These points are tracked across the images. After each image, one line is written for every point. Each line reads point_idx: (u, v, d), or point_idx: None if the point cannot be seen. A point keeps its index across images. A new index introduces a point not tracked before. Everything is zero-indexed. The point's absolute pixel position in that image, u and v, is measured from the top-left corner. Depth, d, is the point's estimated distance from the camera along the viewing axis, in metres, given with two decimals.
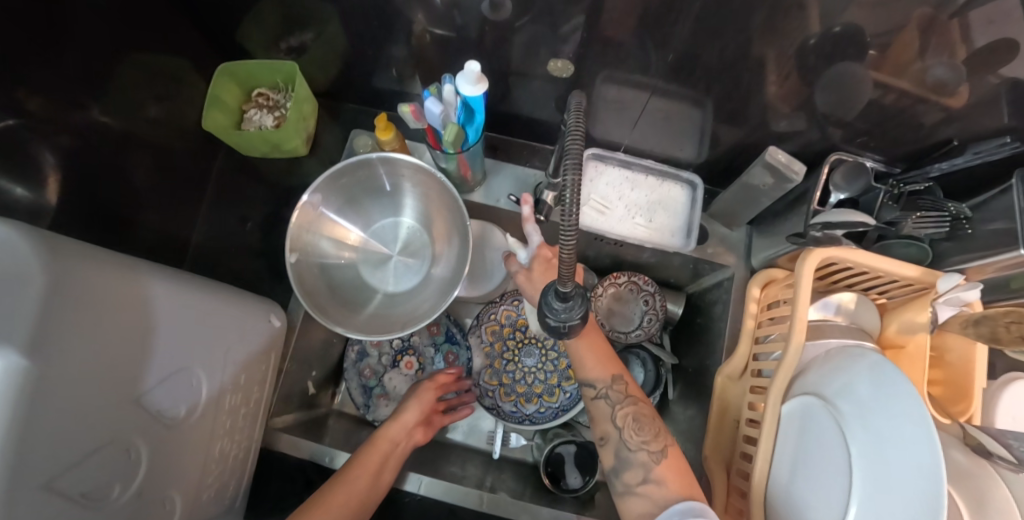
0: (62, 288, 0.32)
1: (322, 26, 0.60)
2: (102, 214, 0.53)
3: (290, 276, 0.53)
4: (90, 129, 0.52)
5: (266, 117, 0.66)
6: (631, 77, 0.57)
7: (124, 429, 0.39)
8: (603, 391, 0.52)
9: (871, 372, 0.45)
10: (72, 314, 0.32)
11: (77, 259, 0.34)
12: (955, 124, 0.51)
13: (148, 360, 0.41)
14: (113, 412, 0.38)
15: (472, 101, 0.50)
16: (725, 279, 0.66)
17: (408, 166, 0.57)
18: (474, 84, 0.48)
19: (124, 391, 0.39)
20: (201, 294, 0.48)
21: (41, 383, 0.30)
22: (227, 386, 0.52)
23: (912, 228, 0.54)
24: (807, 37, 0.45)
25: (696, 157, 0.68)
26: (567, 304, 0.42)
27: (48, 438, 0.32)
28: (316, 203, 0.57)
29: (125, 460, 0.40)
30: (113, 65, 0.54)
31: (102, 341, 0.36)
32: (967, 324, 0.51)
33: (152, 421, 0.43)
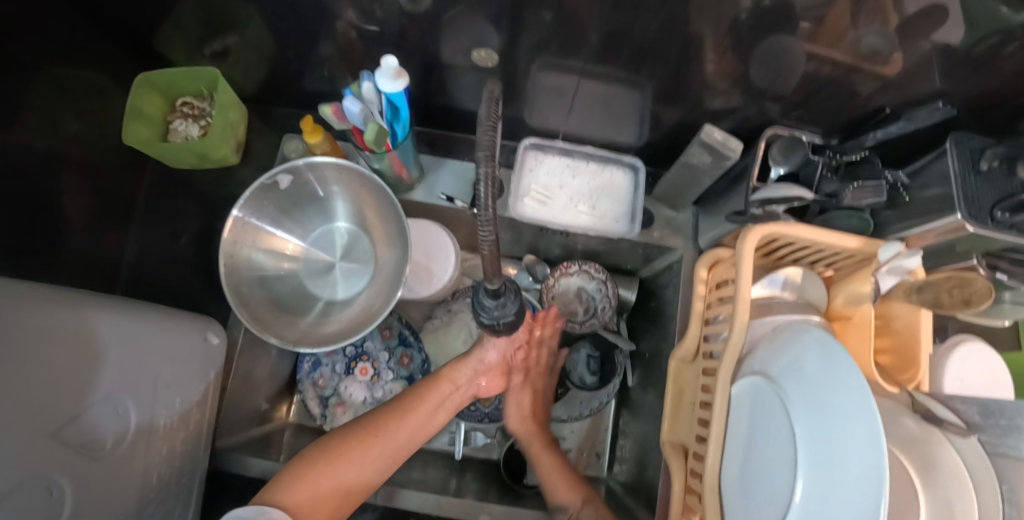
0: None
1: (242, 28, 0.58)
2: (27, 240, 0.50)
3: (224, 291, 0.51)
4: (13, 152, 0.49)
5: (192, 126, 0.64)
6: (568, 63, 0.55)
7: (41, 467, 0.37)
8: (574, 517, 0.56)
9: (816, 347, 0.44)
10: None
11: None
12: (888, 92, 0.51)
13: (59, 392, 0.39)
14: (25, 451, 0.36)
15: (395, 97, 0.48)
16: (674, 262, 0.65)
17: (332, 167, 0.55)
18: (393, 79, 0.46)
19: (35, 427, 0.37)
20: (122, 320, 0.46)
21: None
22: (163, 410, 0.50)
23: (852, 199, 0.52)
24: (738, 13, 0.43)
25: (636, 140, 0.67)
26: (499, 302, 0.41)
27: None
28: (245, 217, 0.55)
29: (47, 499, 0.38)
30: (24, 81, 0.51)
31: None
32: (911, 291, 0.51)
33: (73, 457, 0.40)
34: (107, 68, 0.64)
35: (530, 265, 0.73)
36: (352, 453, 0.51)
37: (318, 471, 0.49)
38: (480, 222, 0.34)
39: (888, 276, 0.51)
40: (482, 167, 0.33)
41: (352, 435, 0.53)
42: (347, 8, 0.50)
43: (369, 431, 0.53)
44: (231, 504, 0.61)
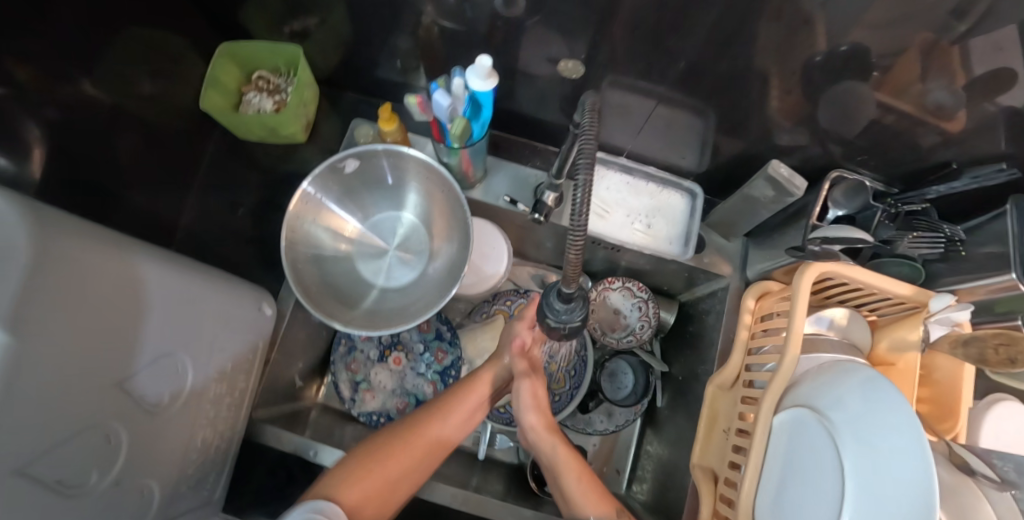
0: (43, 261, 0.31)
1: (326, 13, 0.59)
2: (91, 185, 0.52)
3: (285, 266, 0.52)
4: (81, 104, 0.50)
5: (266, 101, 0.65)
6: (640, 84, 0.56)
7: (104, 418, 0.38)
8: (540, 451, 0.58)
9: (865, 387, 0.45)
10: (50, 291, 0.31)
11: (66, 236, 0.33)
12: (953, 147, 0.52)
13: (130, 345, 0.40)
14: (95, 399, 0.37)
15: (481, 96, 0.49)
16: (719, 289, 0.65)
17: (414, 161, 0.56)
18: (484, 79, 0.47)
19: (105, 376, 0.38)
20: (193, 282, 0.47)
21: (16, 361, 0.29)
22: (212, 376, 0.52)
23: (907, 247, 0.55)
24: (813, 54, 0.45)
25: (696, 166, 0.68)
26: (568, 306, 0.44)
27: (23, 417, 0.31)
28: (312, 192, 0.56)
29: (104, 447, 0.39)
30: (108, 38, 0.53)
31: (83, 324, 0.34)
32: (957, 344, 0.51)
33: (132, 409, 0.42)
34: (191, 37, 0.66)
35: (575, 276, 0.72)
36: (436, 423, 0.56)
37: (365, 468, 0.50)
38: (572, 228, 0.36)
39: (937, 325, 0.53)
40: (582, 177, 0.36)
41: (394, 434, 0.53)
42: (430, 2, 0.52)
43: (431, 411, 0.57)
44: (258, 476, 0.62)
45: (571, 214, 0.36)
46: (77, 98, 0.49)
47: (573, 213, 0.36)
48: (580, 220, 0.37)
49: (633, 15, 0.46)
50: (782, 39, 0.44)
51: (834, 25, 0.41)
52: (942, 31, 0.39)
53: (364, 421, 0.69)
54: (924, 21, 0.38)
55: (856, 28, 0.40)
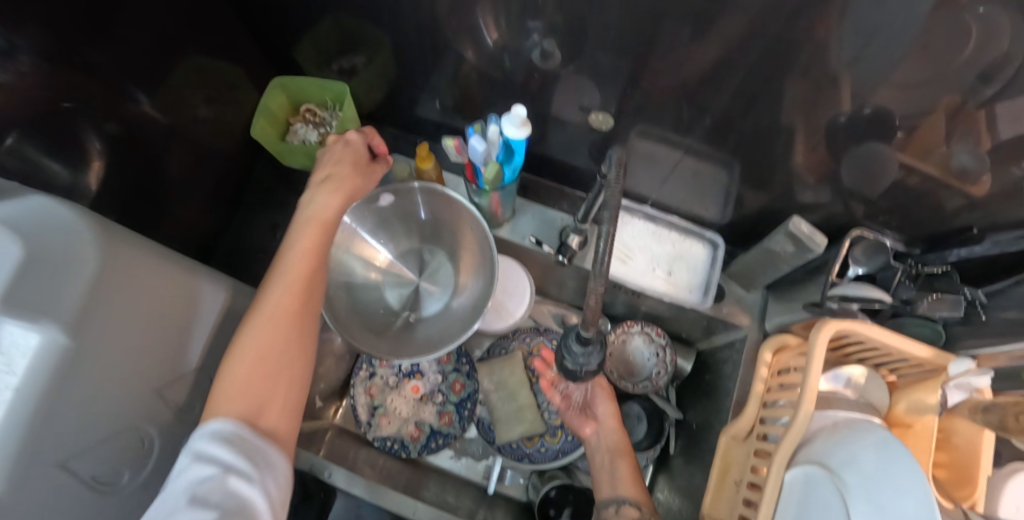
0: (106, 274, 0.36)
1: (374, 53, 0.63)
2: (138, 196, 0.57)
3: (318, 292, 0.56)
4: (138, 122, 0.55)
5: (311, 132, 0.69)
6: (665, 133, 0.59)
7: (139, 421, 0.43)
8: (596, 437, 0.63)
9: (879, 449, 0.45)
10: (107, 302, 0.36)
11: (129, 252, 0.38)
12: (977, 212, 0.52)
13: (170, 353, 0.44)
14: (134, 403, 0.41)
15: (515, 143, 0.52)
16: (736, 340, 0.66)
17: (451, 201, 0.60)
18: (518, 126, 0.49)
19: (148, 380, 0.42)
20: (229, 297, 0.52)
21: (73, 361, 0.34)
22: None
23: (927, 310, 0.54)
24: (838, 114, 0.47)
25: (720, 218, 0.70)
26: (585, 350, 0.45)
27: (70, 414, 0.35)
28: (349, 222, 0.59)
29: (135, 448, 0.43)
30: (173, 65, 0.58)
31: (132, 330, 0.39)
32: (977, 410, 0.51)
33: (162, 411, 0.45)
34: (249, 69, 0.71)
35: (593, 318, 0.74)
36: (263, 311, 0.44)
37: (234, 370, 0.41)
38: (595, 273, 0.39)
39: (957, 390, 0.53)
40: (606, 226, 0.39)
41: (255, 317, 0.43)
42: (470, 49, 0.56)
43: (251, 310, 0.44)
44: None
45: (595, 260, 0.39)
46: (135, 116, 0.54)
47: (597, 257, 0.39)
48: (603, 263, 0.39)
49: (661, 70, 0.49)
50: (802, 96, 0.46)
51: (859, 87, 0.42)
52: (968, 93, 0.39)
53: (377, 445, 0.71)
54: (949, 86, 0.39)
55: (883, 89, 0.41)
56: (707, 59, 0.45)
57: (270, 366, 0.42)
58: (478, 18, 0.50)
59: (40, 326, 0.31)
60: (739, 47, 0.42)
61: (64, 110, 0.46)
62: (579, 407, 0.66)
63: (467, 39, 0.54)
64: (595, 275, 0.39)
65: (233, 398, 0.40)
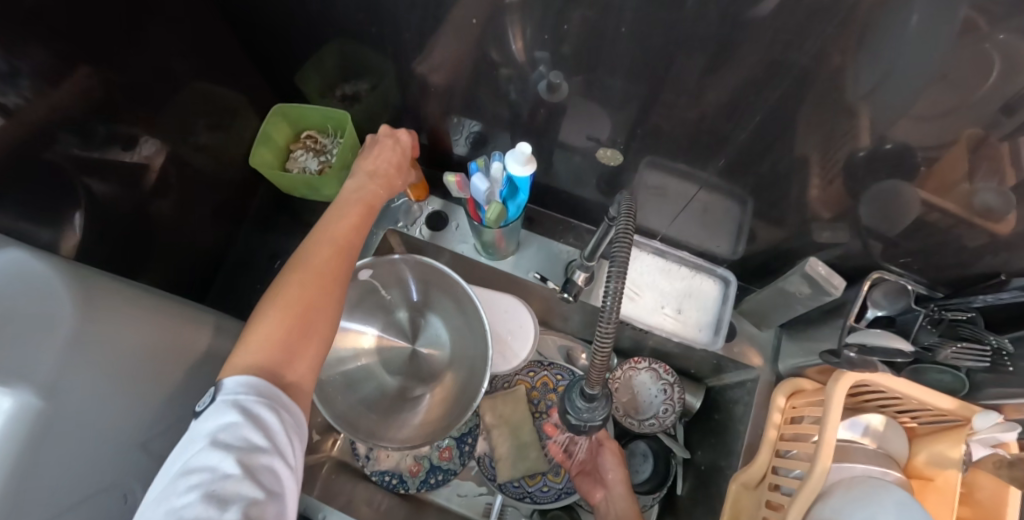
0: (85, 329, 0.37)
1: (378, 79, 0.62)
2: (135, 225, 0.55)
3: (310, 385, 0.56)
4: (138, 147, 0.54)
5: (312, 160, 0.67)
6: (675, 165, 0.57)
7: (122, 478, 0.42)
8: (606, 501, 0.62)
9: (899, 509, 0.44)
10: (88, 357, 0.37)
11: (109, 305, 0.40)
12: (1002, 254, 0.49)
13: (153, 409, 0.45)
14: (119, 457, 0.42)
15: (521, 180, 0.50)
16: (748, 380, 0.64)
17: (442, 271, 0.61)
18: (523, 163, 0.47)
19: (132, 435, 0.43)
20: (213, 346, 0.53)
21: (51, 419, 0.34)
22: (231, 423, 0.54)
23: (949, 357, 0.52)
24: (855, 149, 0.44)
25: (732, 253, 0.68)
26: (590, 405, 0.44)
27: (52, 472, 0.35)
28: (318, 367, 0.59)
29: (120, 502, 0.43)
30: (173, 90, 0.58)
31: (114, 380, 0.40)
32: (1002, 465, 0.48)
33: (142, 461, 0.45)
34: (253, 95, 0.71)
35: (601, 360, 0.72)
36: (295, 275, 0.44)
37: (263, 320, 0.40)
38: (601, 325, 0.38)
39: (980, 444, 0.50)
40: (612, 280, 0.38)
41: (286, 279, 0.43)
42: (474, 81, 0.54)
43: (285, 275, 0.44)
44: None
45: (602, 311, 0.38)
46: (135, 140, 0.54)
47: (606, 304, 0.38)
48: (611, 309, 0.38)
49: (670, 102, 0.47)
50: (818, 131, 0.44)
51: (879, 120, 0.40)
52: (990, 127, 0.36)
53: (374, 480, 0.69)
54: (973, 119, 0.36)
55: (901, 124, 0.39)
56: (717, 89, 0.43)
57: (299, 307, 0.42)
58: (480, 50, 0.49)
59: (11, 390, 0.32)
60: (754, 79, 0.40)
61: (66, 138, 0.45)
62: (589, 471, 0.66)
63: (468, 68, 0.53)
64: (604, 316, 0.38)
65: (269, 322, 0.40)
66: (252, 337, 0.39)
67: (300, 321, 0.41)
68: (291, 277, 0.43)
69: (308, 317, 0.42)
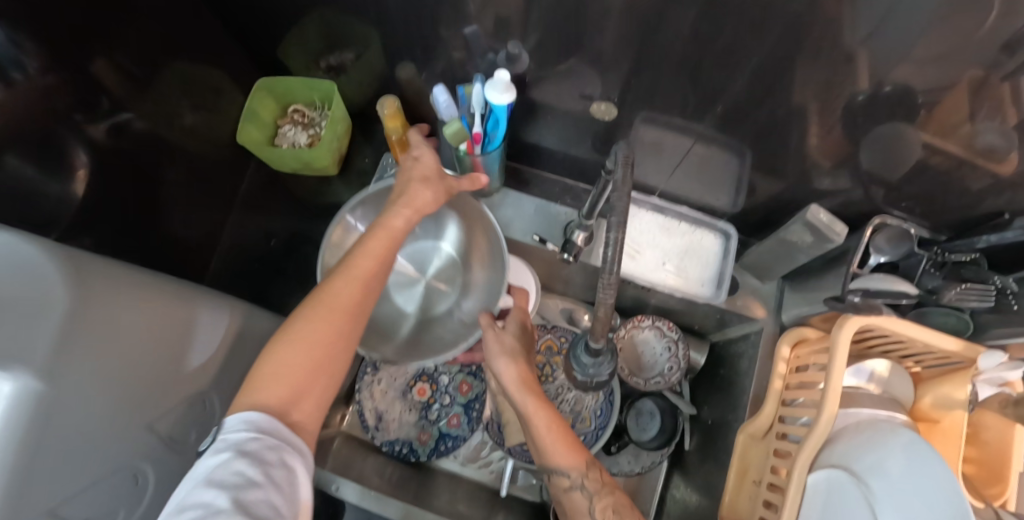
0: (82, 312, 0.36)
1: (363, 49, 0.60)
2: (127, 211, 0.55)
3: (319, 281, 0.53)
4: (121, 131, 0.53)
5: (301, 134, 0.66)
6: (671, 120, 0.55)
7: (131, 458, 0.43)
8: (578, 481, 0.44)
9: (907, 454, 0.43)
10: (88, 339, 0.37)
11: (103, 287, 0.39)
12: (1004, 194, 0.49)
13: (157, 391, 0.45)
14: (126, 437, 0.42)
15: (498, 109, 0.51)
16: (753, 332, 0.63)
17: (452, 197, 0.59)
18: (502, 92, 0.49)
19: (135, 416, 0.42)
20: (219, 325, 0.53)
21: (54, 405, 0.33)
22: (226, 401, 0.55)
23: (954, 298, 0.51)
24: (856, 93, 0.43)
25: (731, 207, 0.67)
26: (596, 360, 0.43)
27: (59, 457, 0.35)
28: (353, 221, 0.57)
29: (129, 481, 0.44)
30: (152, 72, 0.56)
31: (114, 362, 0.39)
32: (1009, 403, 0.51)
33: (149, 439, 0.45)
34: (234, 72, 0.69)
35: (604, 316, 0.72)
36: (337, 287, 0.43)
37: (291, 340, 0.41)
38: (603, 279, 0.38)
39: (985, 384, 0.50)
40: (613, 232, 0.37)
41: (323, 294, 0.43)
42: (457, 46, 0.53)
43: (330, 287, 0.43)
44: None
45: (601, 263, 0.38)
46: (118, 125, 0.53)
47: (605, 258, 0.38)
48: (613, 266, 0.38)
49: (663, 56, 0.45)
50: (815, 78, 0.42)
51: (880, 62, 0.38)
52: (993, 65, 0.35)
53: (385, 451, 0.69)
54: (973, 58, 0.35)
55: (899, 67, 0.38)
56: (713, 38, 0.41)
57: (302, 375, 0.40)
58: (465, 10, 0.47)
59: (12, 374, 0.31)
60: (751, 27, 0.38)
61: (39, 122, 0.43)
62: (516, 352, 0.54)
63: (454, 31, 0.51)
64: (606, 271, 0.37)
65: (288, 360, 0.40)
66: (274, 361, 0.40)
67: (314, 382, 0.41)
68: (338, 283, 0.43)
69: (330, 368, 0.43)
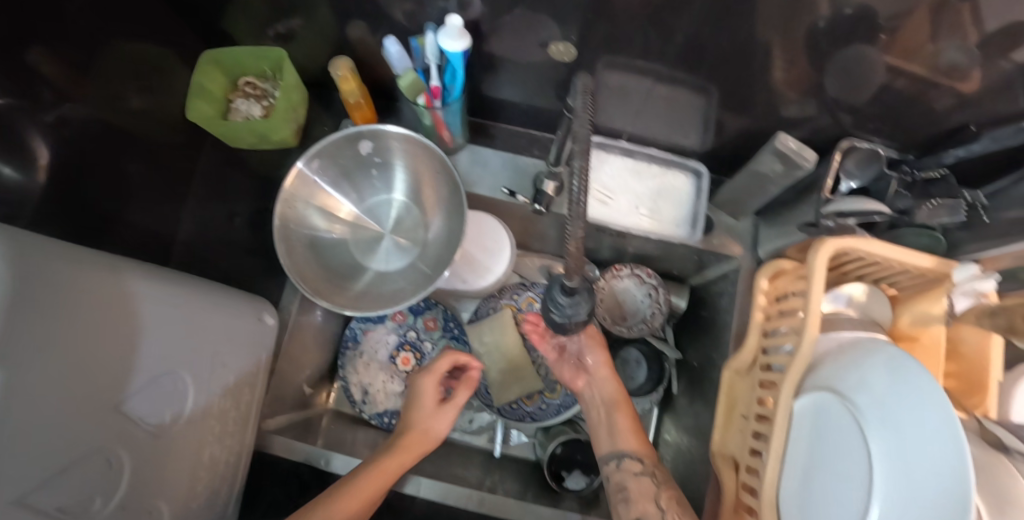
0: (26, 276, 0.29)
1: (310, 13, 0.58)
2: (91, 194, 0.48)
3: (274, 243, 0.51)
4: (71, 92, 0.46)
5: (254, 106, 0.64)
6: (635, 63, 0.54)
7: (105, 442, 0.38)
8: (620, 460, 0.55)
9: (888, 365, 0.43)
10: (32, 308, 0.30)
11: (43, 247, 0.31)
12: (969, 109, 0.49)
13: (126, 372, 0.39)
14: (94, 421, 0.36)
15: (454, 57, 0.49)
16: (731, 271, 0.63)
17: (397, 137, 0.55)
18: (456, 38, 0.47)
19: (103, 397, 0.37)
20: (186, 295, 0.46)
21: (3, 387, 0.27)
22: (212, 388, 0.50)
23: (925, 216, 0.51)
24: (817, 20, 0.42)
25: (700, 145, 0.66)
26: (572, 300, 0.41)
27: (18, 450, 0.29)
28: (308, 172, 0.55)
29: (106, 472, 0.38)
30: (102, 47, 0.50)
31: (70, 336, 0.33)
32: (984, 315, 0.49)
33: (125, 423, 0.40)
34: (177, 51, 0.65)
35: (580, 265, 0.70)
36: (392, 466, 0.52)
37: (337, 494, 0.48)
38: (571, 217, 0.35)
39: (961, 296, 0.50)
40: (579, 163, 0.34)
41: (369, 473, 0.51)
42: (405, 2, 0.51)
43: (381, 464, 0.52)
44: (269, 491, 0.61)
45: (568, 200, 0.35)
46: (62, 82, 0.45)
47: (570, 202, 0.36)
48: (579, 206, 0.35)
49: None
50: (777, 7, 0.41)
51: None
52: None
53: (375, 423, 0.68)
54: None
55: None
56: None
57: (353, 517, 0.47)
58: None
59: None
60: None
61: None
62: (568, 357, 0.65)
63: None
64: (570, 218, 0.35)
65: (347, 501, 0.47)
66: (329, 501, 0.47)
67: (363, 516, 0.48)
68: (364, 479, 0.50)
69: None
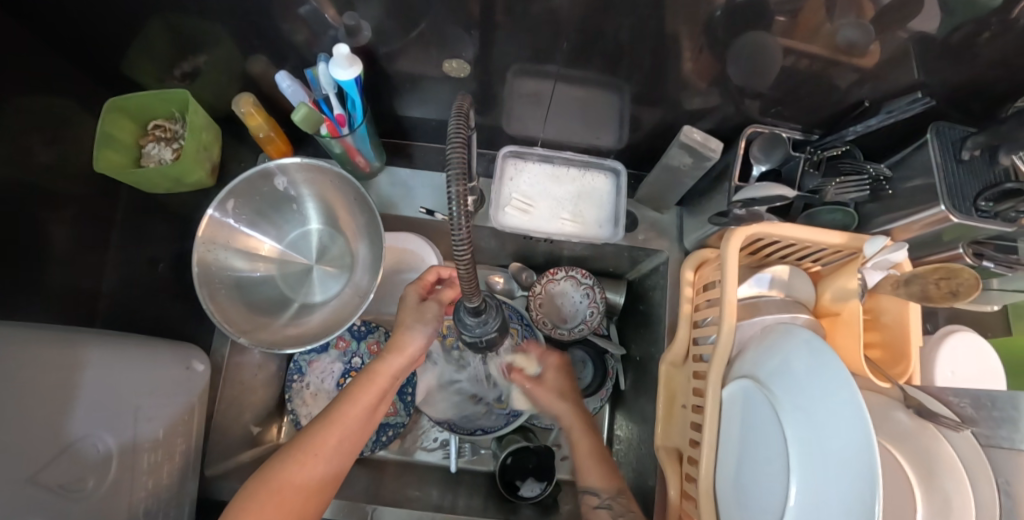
0: None
1: (213, 48, 0.56)
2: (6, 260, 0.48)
3: (194, 289, 0.50)
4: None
5: (166, 150, 0.63)
6: (544, 68, 0.53)
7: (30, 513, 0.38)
8: (606, 501, 0.51)
9: (801, 349, 0.43)
10: None
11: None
12: (868, 84, 0.50)
13: (41, 437, 0.40)
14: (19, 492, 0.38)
15: (348, 86, 0.49)
16: (661, 263, 0.65)
17: (299, 168, 0.56)
18: (347, 67, 0.47)
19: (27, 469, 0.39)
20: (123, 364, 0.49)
21: None
22: (146, 444, 0.50)
23: (834, 194, 0.53)
24: (712, 9, 0.41)
25: (617, 144, 0.67)
26: (480, 319, 0.41)
27: None
28: (221, 215, 0.54)
29: None
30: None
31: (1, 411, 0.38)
32: (899, 284, 0.50)
33: (57, 496, 0.41)
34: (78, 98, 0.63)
35: (516, 272, 0.73)
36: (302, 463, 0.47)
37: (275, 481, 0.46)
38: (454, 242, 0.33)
39: (874, 271, 0.52)
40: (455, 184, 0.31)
41: (280, 475, 0.46)
42: (305, 30, 0.50)
43: (313, 438, 0.49)
44: None
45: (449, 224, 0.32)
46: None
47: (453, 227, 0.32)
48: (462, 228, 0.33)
49: (512, 4, 0.43)
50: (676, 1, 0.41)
51: None
52: None
53: None
54: None
55: None
56: None
57: None
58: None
59: None
60: None
61: None
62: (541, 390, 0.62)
63: (303, 16, 0.48)
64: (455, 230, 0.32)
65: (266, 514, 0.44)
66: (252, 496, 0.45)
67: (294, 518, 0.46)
68: (312, 454, 0.48)
69: None
